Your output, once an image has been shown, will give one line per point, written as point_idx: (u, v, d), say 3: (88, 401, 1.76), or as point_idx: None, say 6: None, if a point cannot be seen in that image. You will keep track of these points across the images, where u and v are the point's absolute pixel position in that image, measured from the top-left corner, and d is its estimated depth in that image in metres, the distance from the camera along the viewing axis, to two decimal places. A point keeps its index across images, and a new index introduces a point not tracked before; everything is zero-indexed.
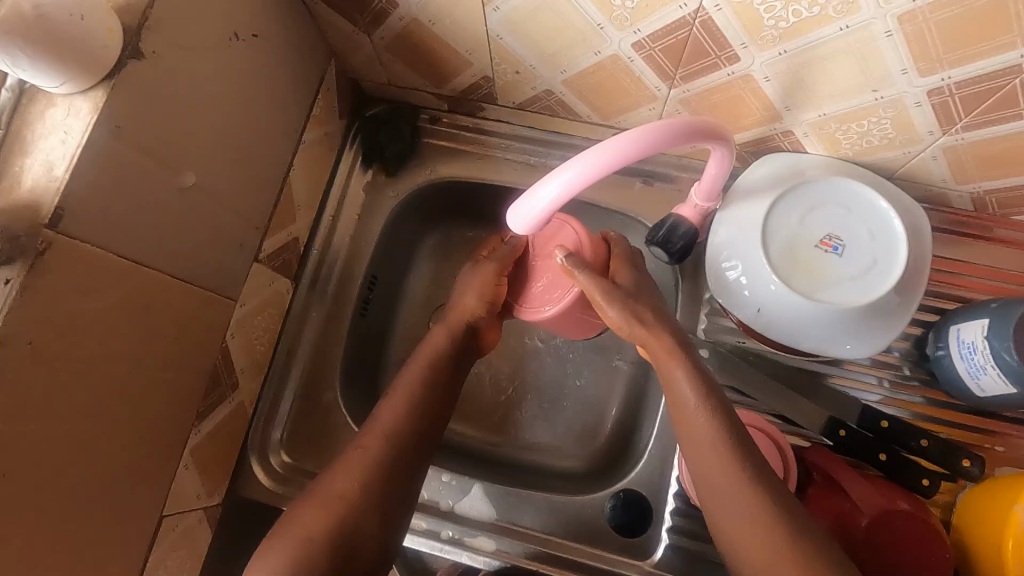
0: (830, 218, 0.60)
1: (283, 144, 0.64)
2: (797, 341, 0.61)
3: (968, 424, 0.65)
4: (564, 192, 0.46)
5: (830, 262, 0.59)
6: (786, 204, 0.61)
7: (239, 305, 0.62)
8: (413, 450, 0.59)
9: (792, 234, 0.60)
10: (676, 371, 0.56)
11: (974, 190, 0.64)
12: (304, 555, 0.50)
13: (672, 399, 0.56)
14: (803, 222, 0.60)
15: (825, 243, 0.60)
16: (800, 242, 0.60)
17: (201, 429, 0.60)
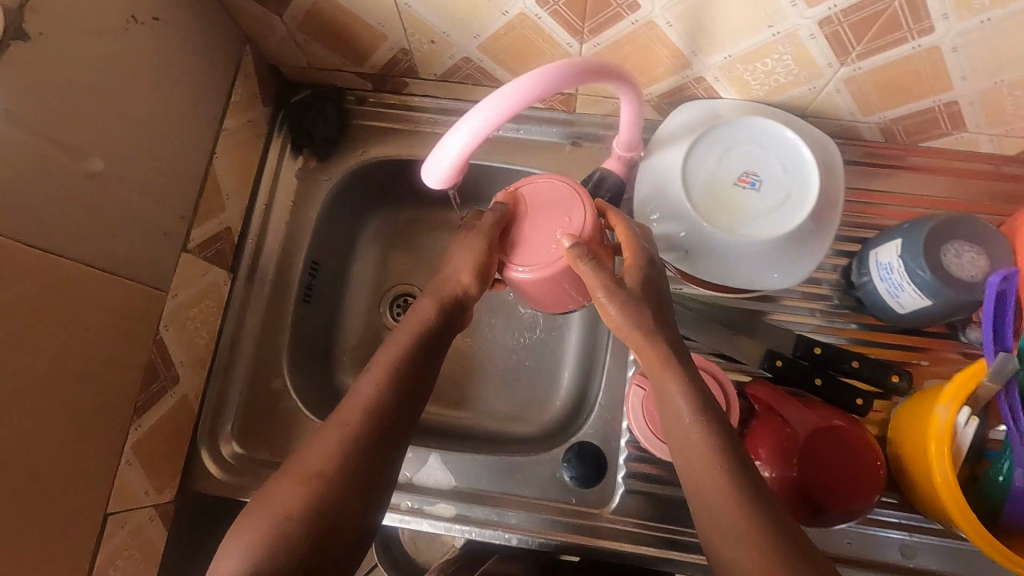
0: (745, 155, 0.62)
1: (201, 131, 0.64)
2: (726, 279, 0.63)
3: (896, 343, 0.68)
4: (469, 144, 0.46)
5: (748, 198, 0.61)
6: (702, 147, 0.62)
7: (171, 296, 0.61)
8: (393, 420, 0.54)
9: (710, 176, 0.62)
10: (670, 386, 0.52)
11: (881, 120, 0.67)
12: (279, 532, 0.47)
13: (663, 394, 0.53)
14: (721, 163, 0.62)
15: (742, 180, 0.61)
16: (718, 181, 0.62)
17: (142, 423, 0.59)
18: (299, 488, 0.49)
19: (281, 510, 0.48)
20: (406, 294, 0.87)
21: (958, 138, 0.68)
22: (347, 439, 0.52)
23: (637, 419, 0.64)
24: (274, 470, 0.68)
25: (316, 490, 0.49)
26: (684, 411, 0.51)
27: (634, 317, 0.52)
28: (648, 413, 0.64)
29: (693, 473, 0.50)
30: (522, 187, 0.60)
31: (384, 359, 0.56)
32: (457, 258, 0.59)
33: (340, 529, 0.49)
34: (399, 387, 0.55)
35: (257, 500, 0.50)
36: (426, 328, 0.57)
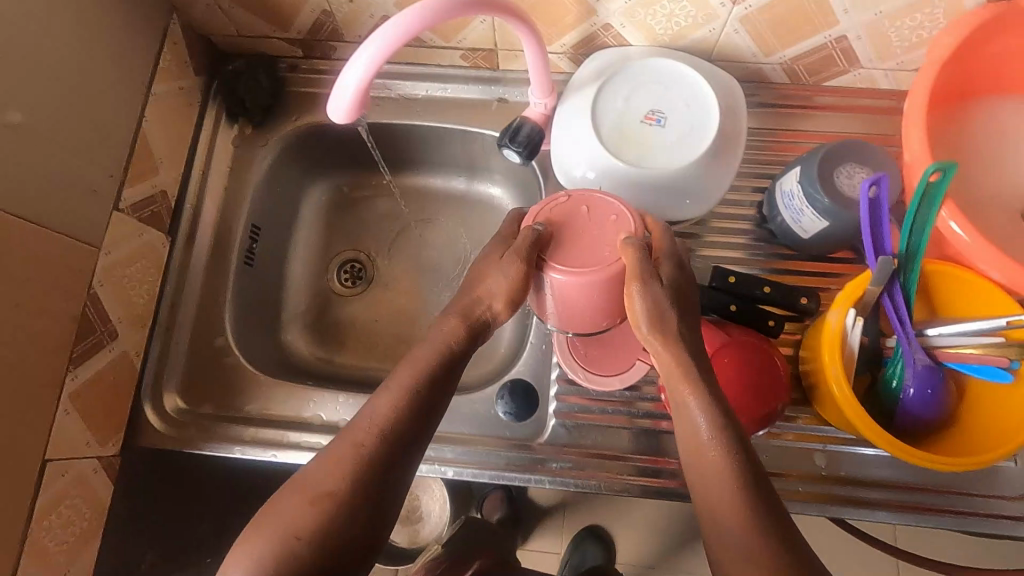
0: (650, 95, 0.66)
1: (127, 94, 0.66)
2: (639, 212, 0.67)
3: (807, 271, 0.72)
4: (368, 70, 0.49)
5: (654, 134, 0.65)
6: (609, 91, 0.66)
7: (104, 253, 0.63)
8: (408, 438, 0.51)
9: (619, 116, 0.65)
10: (690, 399, 0.51)
11: (783, 61, 0.71)
12: (288, 552, 0.45)
13: (680, 409, 0.52)
14: (627, 104, 0.65)
15: (648, 118, 0.65)
16: (626, 119, 0.65)
17: (79, 374, 0.61)
18: (308, 504, 0.47)
19: (290, 530, 0.46)
20: (353, 259, 0.89)
21: (856, 74, 0.72)
22: (359, 461, 0.49)
23: (563, 352, 0.68)
24: (218, 422, 0.70)
25: (323, 512, 0.47)
26: (703, 429, 0.50)
27: (663, 319, 0.53)
28: (571, 343, 0.68)
29: (703, 484, 0.50)
30: (556, 199, 0.58)
31: (401, 380, 0.53)
32: (494, 279, 0.57)
33: (351, 543, 0.47)
34: (415, 405, 0.52)
35: (263, 517, 0.48)
36: (451, 347, 0.55)
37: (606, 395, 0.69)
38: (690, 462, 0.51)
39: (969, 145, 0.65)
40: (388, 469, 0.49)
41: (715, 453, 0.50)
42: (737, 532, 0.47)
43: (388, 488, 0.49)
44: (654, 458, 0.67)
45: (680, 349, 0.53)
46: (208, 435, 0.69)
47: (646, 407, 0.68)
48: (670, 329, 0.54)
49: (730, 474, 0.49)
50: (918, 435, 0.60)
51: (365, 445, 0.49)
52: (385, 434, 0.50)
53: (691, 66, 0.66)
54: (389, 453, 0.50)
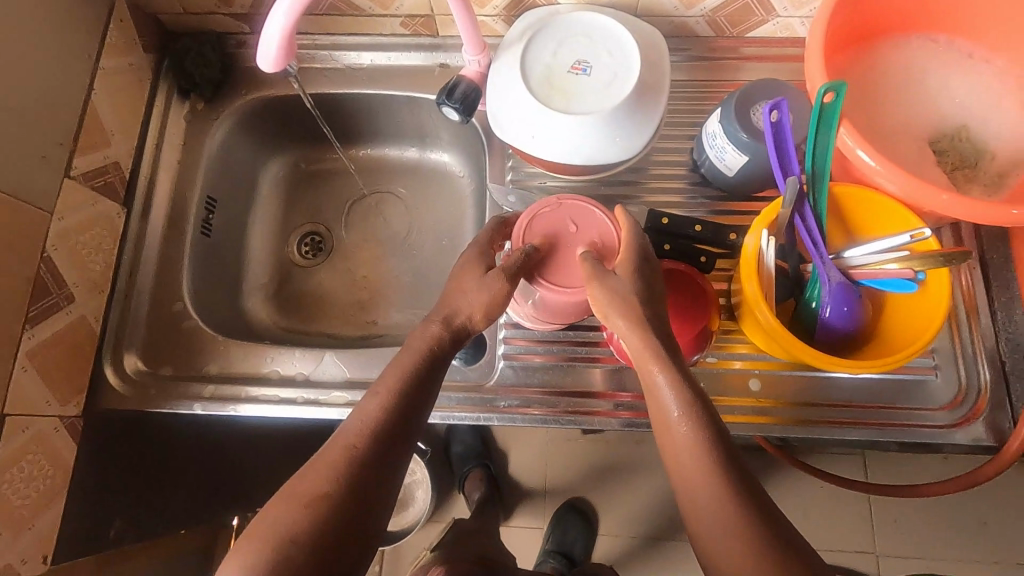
0: (576, 47, 0.69)
1: (75, 67, 0.69)
2: (572, 159, 0.70)
3: (740, 211, 0.75)
4: (286, 19, 0.52)
5: (580, 82, 0.68)
6: (537, 45, 0.69)
7: (56, 218, 0.65)
8: (396, 435, 0.51)
9: (546, 69, 0.69)
10: (659, 377, 0.53)
11: (705, 12, 0.75)
12: (284, 555, 0.44)
13: (651, 391, 0.54)
14: (554, 57, 0.69)
15: (575, 68, 0.68)
16: (553, 70, 0.69)
17: (36, 334, 0.63)
18: (301, 506, 0.46)
19: (286, 532, 0.45)
20: (312, 231, 0.92)
21: (775, 23, 0.76)
22: (352, 461, 0.49)
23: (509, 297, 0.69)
24: (178, 382, 0.72)
25: (318, 514, 0.46)
26: (672, 406, 0.52)
27: (628, 307, 0.55)
28: None
29: (682, 463, 0.51)
30: (542, 210, 0.62)
31: (389, 382, 0.53)
32: (472, 293, 0.57)
33: (348, 543, 0.46)
34: (403, 404, 0.52)
35: (254, 525, 0.47)
36: (433, 347, 0.55)
37: (552, 336, 0.72)
38: (662, 436, 0.53)
39: (878, 80, 0.69)
40: (380, 467, 0.49)
41: (686, 433, 0.51)
42: (708, 507, 0.48)
43: (380, 488, 0.49)
44: (601, 392, 0.70)
45: (647, 330, 0.54)
46: (169, 395, 0.71)
47: (590, 345, 0.71)
48: (638, 315, 0.55)
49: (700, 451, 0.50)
50: (839, 349, 0.64)
51: (357, 446, 0.49)
52: (374, 434, 0.50)
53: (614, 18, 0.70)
54: (380, 453, 0.50)
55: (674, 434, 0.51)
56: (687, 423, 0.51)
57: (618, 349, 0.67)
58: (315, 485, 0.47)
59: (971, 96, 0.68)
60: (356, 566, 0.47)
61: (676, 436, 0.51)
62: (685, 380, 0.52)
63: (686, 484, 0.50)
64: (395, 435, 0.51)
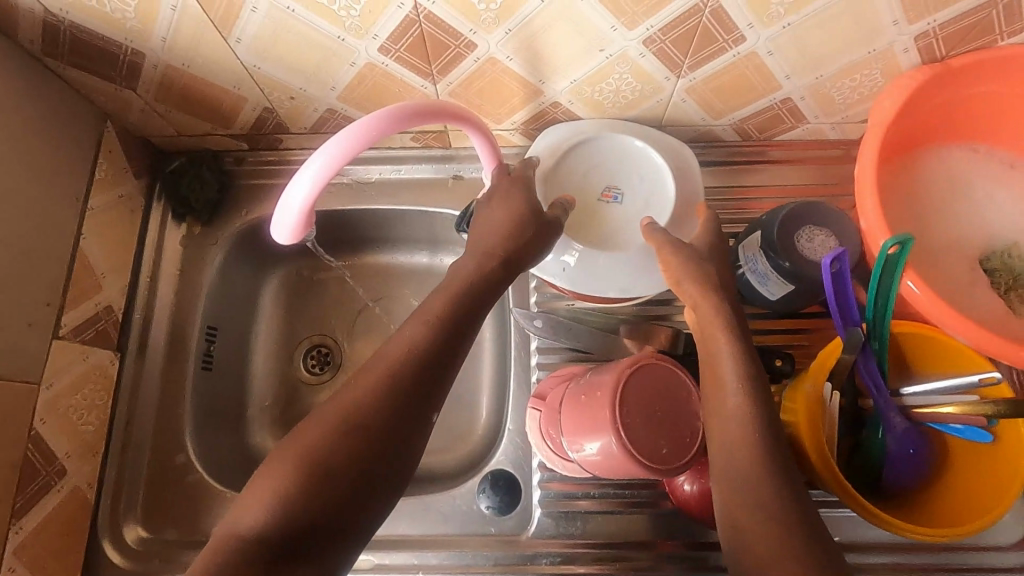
0: (604, 173, 0.68)
1: (62, 216, 0.63)
2: (607, 290, 0.66)
3: (778, 330, 0.72)
4: (313, 186, 0.48)
5: (612, 213, 0.67)
6: (567, 169, 0.68)
7: (44, 387, 0.59)
8: (436, 367, 0.47)
9: (577, 195, 0.68)
10: (722, 345, 0.53)
11: (732, 121, 0.71)
12: (312, 481, 0.42)
13: (709, 364, 0.54)
14: (585, 182, 0.68)
15: (606, 195, 0.68)
16: (583, 199, 0.68)
17: (24, 525, 0.56)
18: (331, 430, 0.43)
19: (314, 456, 0.42)
20: (319, 343, 0.84)
21: (804, 130, 0.73)
22: (389, 387, 0.45)
23: (545, 444, 0.64)
24: (184, 547, 0.66)
25: (351, 436, 0.43)
26: (730, 375, 0.52)
27: (704, 276, 0.57)
28: (547, 430, 0.64)
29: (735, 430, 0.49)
30: (639, 366, 0.55)
31: (435, 310, 0.49)
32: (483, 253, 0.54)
33: (377, 471, 0.43)
34: (444, 331, 0.48)
35: (284, 444, 0.44)
36: (434, 346, 0.47)
37: (590, 478, 0.67)
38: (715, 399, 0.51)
39: (923, 195, 0.66)
40: (419, 394, 0.46)
41: (738, 404, 0.50)
42: (742, 499, 0.46)
43: (415, 423, 0.45)
44: (648, 542, 0.65)
45: (717, 299, 0.55)
46: (174, 565, 0.64)
47: (632, 487, 0.66)
48: (709, 280, 0.57)
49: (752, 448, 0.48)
50: (907, 500, 0.59)
51: (393, 371, 0.45)
52: (416, 360, 0.46)
53: (640, 137, 0.68)
54: (422, 378, 0.46)
55: (727, 402, 0.50)
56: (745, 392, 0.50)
57: (679, 500, 0.63)
58: (348, 407, 0.44)
59: (1018, 214, 0.65)
60: (386, 499, 0.44)
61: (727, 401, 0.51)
62: (748, 355, 0.53)
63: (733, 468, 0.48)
64: (434, 370, 0.47)
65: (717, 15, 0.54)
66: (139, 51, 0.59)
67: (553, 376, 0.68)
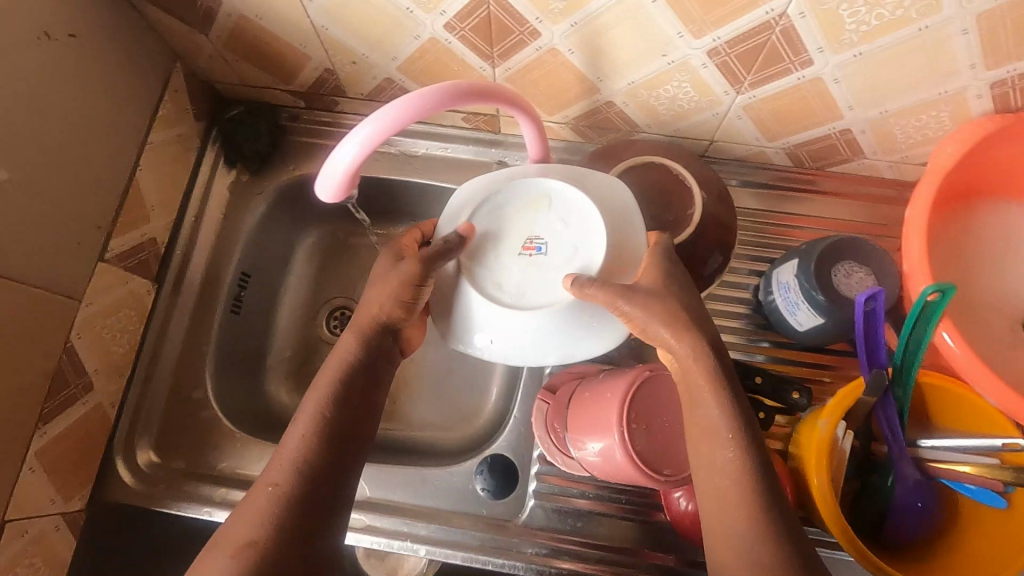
0: (522, 222, 0.58)
1: (123, 145, 0.65)
2: (545, 358, 0.56)
3: (799, 361, 0.72)
4: (357, 153, 0.50)
5: (536, 266, 0.56)
6: (482, 220, 0.58)
7: (84, 304, 0.62)
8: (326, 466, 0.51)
9: (493, 248, 0.57)
10: (706, 395, 0.50)
11: (785, 145, 0.70)
12: None
13: (695, 411, 0.51)
14: (499, 235, 0.57)
15: (527, 248, 0.57)
16: (504, 260, 0.57)
17: (48, 431, 0.60)
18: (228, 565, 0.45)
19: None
20: (344, 306, 0.85)
21: (859, 164, 0.71)
22: (282, 497, 0.48)
23: (548, 438, 0.65)
24: (188, 479, 0.69)
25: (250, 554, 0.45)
26: (723, 427, 0.49)
27: (665, 316, 0.52)
28: (550, 424, 0.64)
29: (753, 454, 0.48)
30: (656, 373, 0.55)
31: (308, 415, 0.53)
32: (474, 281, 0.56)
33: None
34: (322, 436, 0.52)
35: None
36: None
37: (586, 477, 0.67)
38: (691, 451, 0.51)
39: (973, 248, 0.64)
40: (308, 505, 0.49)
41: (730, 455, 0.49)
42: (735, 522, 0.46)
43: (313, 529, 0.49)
44: (636, 550, 0.65)
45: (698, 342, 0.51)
46: (178, 494, 0.67)
47: (628, 493, 0.67)
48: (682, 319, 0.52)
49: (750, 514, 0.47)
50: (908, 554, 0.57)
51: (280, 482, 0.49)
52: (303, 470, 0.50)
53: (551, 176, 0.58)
54: (309, 485, 0.50)
55: (715, 459, 0.49)
56: (735, 447, 0.49)
57: (673, 513, 0.63)
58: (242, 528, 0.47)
59: None
60: None
61: (721, 457, 0.49)
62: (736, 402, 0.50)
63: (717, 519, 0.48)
64: (322, 477, 0.51)
65: (787, 33, 0.53)
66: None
67: (567, 372, 0.68)
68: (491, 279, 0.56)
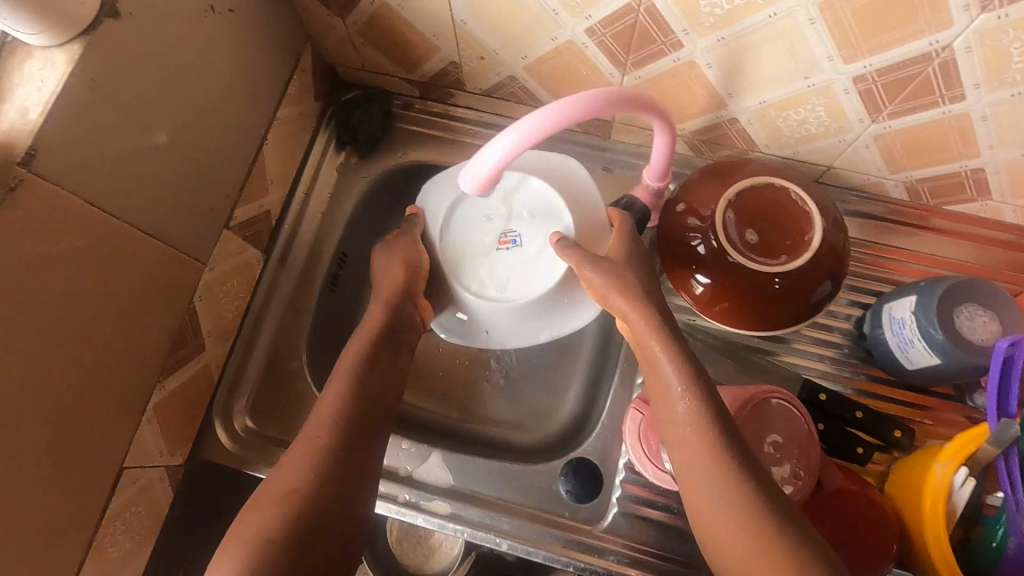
0: (496, 221, 0.70)
1: (257, 119, 0.67)
2: (534, 334, 0.72)
3: (898, 399, 0.70)
4: (506, 153, 0.50)
5: (512, 256, 0.70)
6: (461, 224, 0.71)
7: (208, 268, 0.64)
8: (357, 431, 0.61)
9: (474, 247, 0.71)
10: (660, 355, 0.57)
11: (907, 179, 0.69)
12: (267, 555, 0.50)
13: (656, 378, 0.58)
14: (479, 236, 0.70)
15: (503, 241, 0.70)
16: (487, 256, 0.70)
17: (165, 386, 0.62)
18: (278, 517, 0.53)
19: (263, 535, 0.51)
20: None
21: (982, 205, 0.69)
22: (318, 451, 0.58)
23: (637, 450, 0.65)
24: (279, 447, 0.71)
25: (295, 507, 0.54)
26: (674, 383, 0.56)
27: (625, 286, 0.62)
28: (643, 435, 0.64)
29: None
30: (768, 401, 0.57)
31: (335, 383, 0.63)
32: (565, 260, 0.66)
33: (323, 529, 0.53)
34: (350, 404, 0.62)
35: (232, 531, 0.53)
36: None
37: (672, 491, 0.67)
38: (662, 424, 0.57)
39: None
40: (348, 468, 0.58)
41: (688, 408, 0.54)
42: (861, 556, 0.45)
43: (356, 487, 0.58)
44: None
45: (647, 309, 0.60)
46: (270, 460, 0.69)
47: None
48: (633, 289, 0.62)
49: (728, 478, 0.50)
50: None
51: (317, 438, 0.59)
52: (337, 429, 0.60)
53: (517, 178, 0.70)
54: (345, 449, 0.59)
55: (675, 412, 0.55)
56: (687, 400, 0.54)
57: None
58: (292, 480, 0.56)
59: None
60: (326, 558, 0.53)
61: (678, 410, 0.55)
62: (687, 361, 0.57)
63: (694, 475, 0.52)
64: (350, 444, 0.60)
65: (945, 66, 0.52)
66: None
67: None
68: (477, 277, 0.70)
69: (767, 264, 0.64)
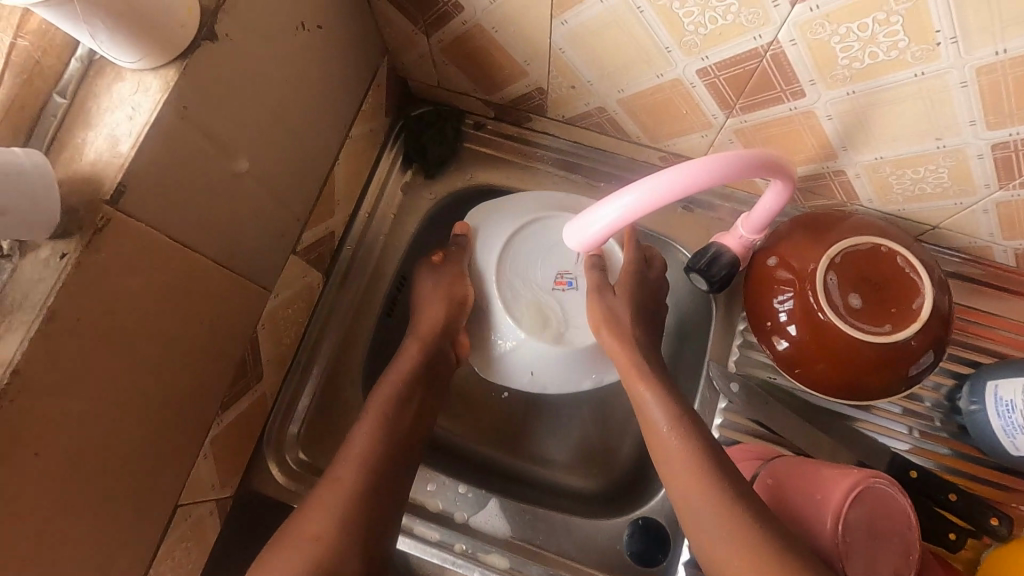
0: (556, 260, 0.67)
1: (331, 138, 0.63)
2: (579, 384, 0.69)
3: (991, 481, 0.65)
4: (641, 206, 0.47)
5: (569, 300, 0.67)
6: (520, 257, 0.67)
7: (273, 296, 0.61)
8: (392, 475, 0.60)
9: (531, 284, 0.66)
10: (646, 393, 0.62)
11: (1019, 247, 0.63)
12: None
13: (645, 419, 0.62)
14: (537, 273, 0.66)
15: (560, 282, 0.67)
16: (544, 297, 0.66)
17: (223, 419, 0.58)
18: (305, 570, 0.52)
19: None
20: None
21: None
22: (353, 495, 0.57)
23: None
24: None
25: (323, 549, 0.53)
26: (661, 420, 0.60)
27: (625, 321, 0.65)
28: None
29: None
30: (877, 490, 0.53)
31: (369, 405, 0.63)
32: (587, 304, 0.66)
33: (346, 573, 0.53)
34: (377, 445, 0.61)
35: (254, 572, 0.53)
36: None
37: None
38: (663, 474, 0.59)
39: None
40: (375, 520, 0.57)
41: (677, 444, 0.58)
42: None
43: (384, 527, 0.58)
44: None
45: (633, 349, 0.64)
46: None
47: None
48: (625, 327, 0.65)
49: (740, 526, 0.52)
50: None
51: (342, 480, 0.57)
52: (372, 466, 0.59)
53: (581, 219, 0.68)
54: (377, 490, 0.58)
55: (666, 447, 0.59)
56: (676, 436, 0.59)
57: None
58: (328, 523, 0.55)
59: None
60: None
61: (669, 447, 0.59)
62: (670, 399, 0.61)
63: (693, 517, 0.55)
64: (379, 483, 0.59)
65: None
66: (459, 6, 0.58)
67: (746, 450, 0.66)
68: (534, 316, 0.65)
69: (868, 331, 0.59)
